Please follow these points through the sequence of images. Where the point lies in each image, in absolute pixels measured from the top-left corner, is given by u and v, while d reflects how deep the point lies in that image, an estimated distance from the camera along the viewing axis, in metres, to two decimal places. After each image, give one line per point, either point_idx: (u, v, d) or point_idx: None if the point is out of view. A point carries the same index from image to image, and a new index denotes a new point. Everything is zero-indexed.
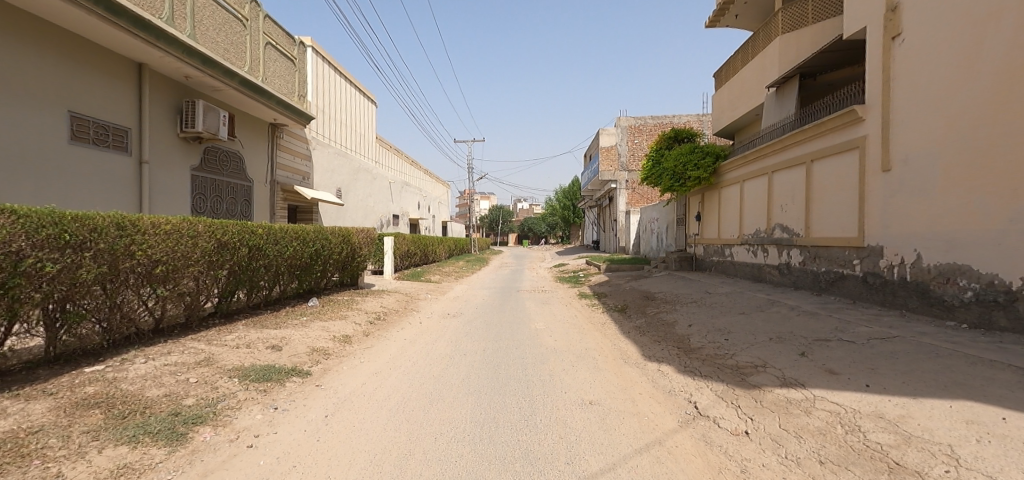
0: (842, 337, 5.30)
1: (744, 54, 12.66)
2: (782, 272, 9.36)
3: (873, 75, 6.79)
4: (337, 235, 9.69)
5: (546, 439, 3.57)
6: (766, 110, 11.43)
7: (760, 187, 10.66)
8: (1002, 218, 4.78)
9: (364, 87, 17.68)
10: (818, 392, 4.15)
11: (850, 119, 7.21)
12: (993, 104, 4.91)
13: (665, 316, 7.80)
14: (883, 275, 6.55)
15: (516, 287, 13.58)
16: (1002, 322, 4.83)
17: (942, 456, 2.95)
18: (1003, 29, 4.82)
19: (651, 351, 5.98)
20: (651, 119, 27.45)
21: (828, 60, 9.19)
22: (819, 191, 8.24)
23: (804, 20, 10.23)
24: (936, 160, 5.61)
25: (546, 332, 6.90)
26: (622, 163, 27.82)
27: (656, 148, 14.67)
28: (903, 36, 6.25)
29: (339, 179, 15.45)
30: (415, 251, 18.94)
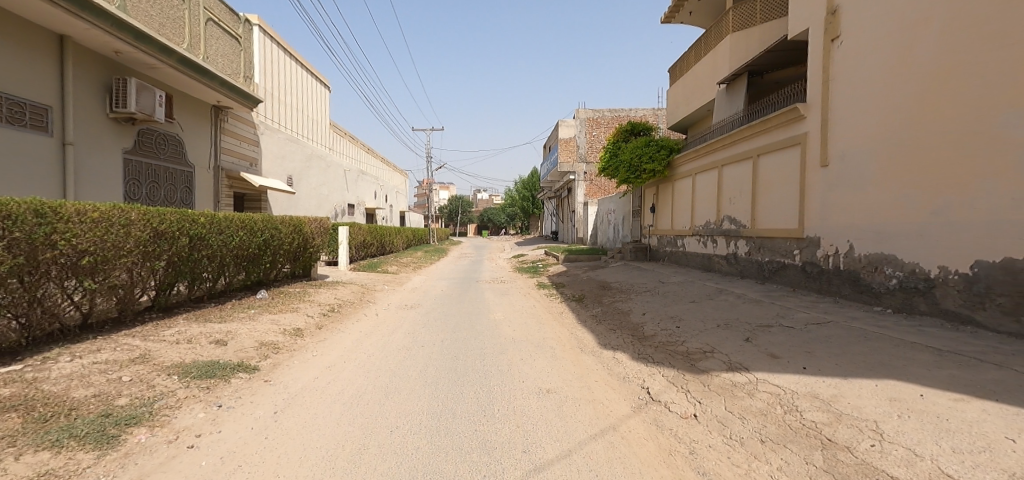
0: (783, 322, 5.61)
1: (697, 50, 13.06)
2: (730, 262, 9.79)
3: (814, 76, 7.19)
4: (287, 225, 9.24)
5: (504, 428, 3.58)
6: (716, 107, 11.90)
7: (710, 181, 11.09)
8: (925, 211, 5.18)
9: (317, 71, 17.02)
10: (760, 375, 4.38)
11: (793, 116, 7.61)
12: (920, 105, 5.27)
13: (620, 305, 7.99)
14: (819, 264, 6.98)
15: (475, 277, 13.58)
16: (922, 307, 5.25)
17: (869, 432, 3.22)
18: (931, 34, 5.17)
19: (607, 339, 6.10)
20: (609, 112, 27.85)
21: (775, 59, 9.59)
22: (764, 185, 8.67)
23: (753, 20, 10.67)
24: (869, 157, 6.00)
25: (505, 322, 6.90)
26: (581, 154, 28.08)
27: (612, 141, 14.91)
28: (842, 39, 6.61)
29: (290, 166, 14.80)
30: (372, 242, 18.55)
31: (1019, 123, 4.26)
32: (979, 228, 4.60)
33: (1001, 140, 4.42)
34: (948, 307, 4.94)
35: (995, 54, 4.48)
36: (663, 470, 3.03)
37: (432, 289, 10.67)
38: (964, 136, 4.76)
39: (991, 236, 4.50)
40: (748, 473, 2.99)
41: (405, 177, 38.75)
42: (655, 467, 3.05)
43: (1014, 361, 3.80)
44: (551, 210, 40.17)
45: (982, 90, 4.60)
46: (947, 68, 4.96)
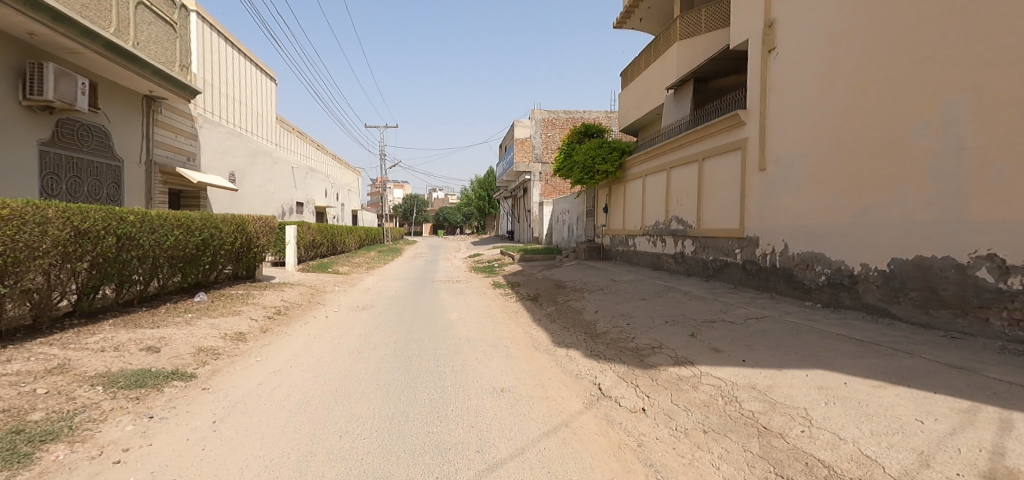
0: (725, 317, 5.91)
1: (647, 56, 13.49)
2: (678, 260, 10.20)
3: (753, 84, 7.61)
4: (229, 224, 8.75)
5: (457, 429, 3.56)
6: (665, 111, 12.33)
7: (660, 183, 11.51)
8: (850, 213, 5.60)
9: (261, 62, 16.25)
10: (704, 368, 4.59)
11: (735, 122, 8.01)
12: (845, 115, 5.70)
13: (574, 304, 8.14)
14: (758, 262, 7.39)
15: (430, 277, 13.41)
16: (847, 301, 5.68)
17: (799, 418, 3.46)
18: (854, 49, 5.60)
19: (561, 337, 6.19)
20: (564, 114, 28.22)
21: (719, 67, 10.06)
22: (708, 187, 9.08)
23: (698, 29, 11.13)
24: (802, 162, 6.42)
25: (460, 322, 6.86)
26: (536, 155, 28.23)
27: (567, 142, 15.26)
28: (778, 50, 7.04)
29: (232, 162, 14.07)
30: (322, 241, 17.93)
31: (928, 133, 4.67)
32: (895, 229, 5.02)
33: (913, 148, 4.84)
34: (868, 301, 5.37)
35: (907, 69, 4.91)
36: (613, 463, 3.11)
37: (385, 290, 10.44)
38: (883, 144, 5.17)
39: (905, 236, 4.92)
40: (691, 463, 3.12)
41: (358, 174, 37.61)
42: (605, 461, 3.12)
43: (922, 349, 4.19)
44: (508, 209, 40.30)
45: (896, 102, 5.01)
46: (868, 81, 5.39)
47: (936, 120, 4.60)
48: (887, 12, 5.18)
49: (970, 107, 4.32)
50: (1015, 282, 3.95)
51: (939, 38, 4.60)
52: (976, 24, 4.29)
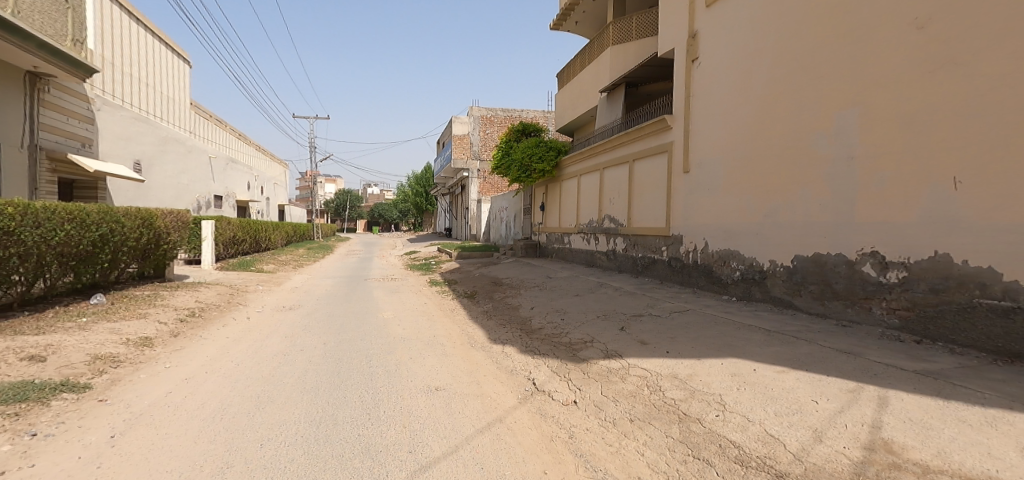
0: (652, 311, 6.24)
1: (582, 58, 13.90)
2: (610, 257, 10.60)
3: (678, 92, 8.08)
4: (134, 218, 7.95)
5: (388, 430, 3.47)
6: (599, 113, 12.78)
7: (593, 182, 11.90)
8: (762, 213, 6.12)
9: (169, 40, 14.96)
10: (631, 360, 4.80)
11: (662, 126, 8.46)
12: (757, 124, 6.23)
13: (510, 300, 8.23)
14: (682, 259, 7.85)
15: (363, 276, 12.96)
16: (758, 295, 6.19)
17: (715, 404, 3.72)
18: (765, 64, 6.14)
19: (497, 334, 6.23)
20: (502, 112, 28.46)
21: (648, 73, 10.57)
22: (638, 187, 9.52)
23: (629, 35, 11.65)
24: (721, 166, 6.92)
25: (395, 321, 6.71)
26: (474, 151, 28.33)
27: (505, 140, 15.41)
28: (700, 61, 7.53)
29: (138, 149, 12.81)
30: (244, 238, 16.78)
31: (826, 142, 5.20)
32: (798, 229, 5.55)
33: (813, 155, 5.38)
34: (775, 294, 5.89)
35: (809, 84, 5.45)
36: (545, 456, 3.17)
37: (314, 289, 9.97)
38: (790, 151, 5.69)
39: (806, 236, 5.45)
40: (619, 451, 3.26)
41: (284, 167, 35.52)
42: (537, 454, 3.18)
43: (818, 336, 4.66)
44: (446, 206, 39.90)
45: (800, 113, 5.55)
46: (777, 94, 5.92)
47: (833, 131, 5.13)
48: (793, 31, 5.72)
49: (857, 120, 4.87)
50: (892, 276, 4.49)
51: (834, 57, 5.14)
52: (862, 46, 4.83)
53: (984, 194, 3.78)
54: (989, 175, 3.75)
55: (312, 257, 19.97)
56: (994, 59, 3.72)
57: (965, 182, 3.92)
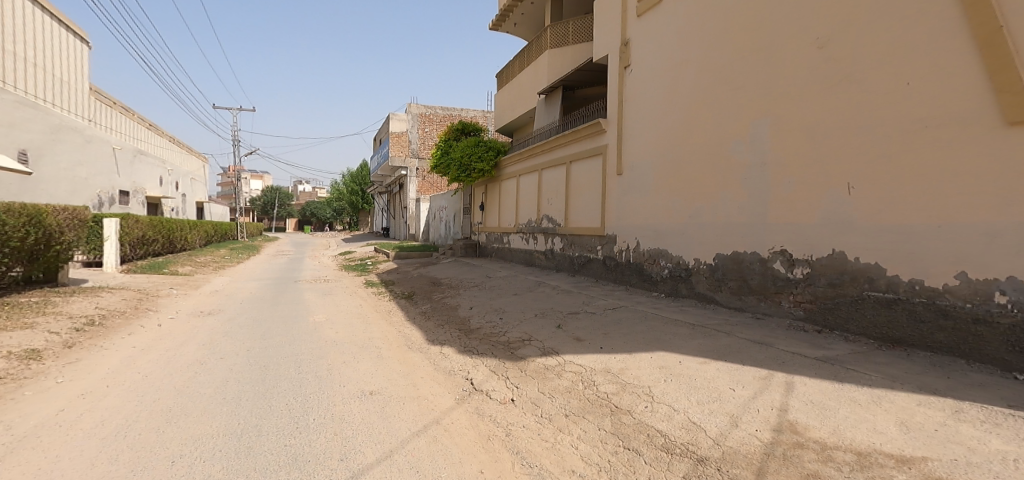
0: (587, 309, 6.45)
1: (521, 60, 14.09)
2: (548, 257, 10.81)
3: (612, 97, 8.39)
4: (17, 215, 7.04)
5: (319, 438, 3.32)
6: (537, 115, 13.03)
7: (532, 183, 12.08)
8: (687, 215, 6.50)
9: (55, 15, 13.57)
10: (567, 357, 4.93)
11: (597, 130, 8.75)
12: (684, 129, 6.60)
13: (449, 301, 8.17)
14: (616, 258, 8.16)
15: (293, 277, 12.29)
16: (683, 291, 6.56)
17: (643, 395, 3.91)
18: (690, 74, 6.53)
19: (435, 335, 6.16)
20: (441, 110, 28.32)
21: (583, 77, 10.91)
22: (574, 188, 9.78)
23: (566, 39, 11.95)
24: (652, 169, 7.28)
25: (327, 324, 6.44)
26: (412, 150, 27.82)
27: (444, 139, 15.32)
28: (632, 68, 7.87)
29: (24, 137, 11.39)
30: (156, 237, 15.36)
31: (743, 149, 5.62)
32: (719, 229, 5.95)
33: (731, 161, 5.79)
34: (699, 290, 6.28)
35: (728, 94, 5.87)
36: (482, 455, 3.17)
37: (237, 293, 9.32)
38: (711, 156, 6.09)
39: (726, 236, 5.86)
40: (554, 446, 3.33)
41: (202, 161, 32.84)
42: (474, 453, 3.17)
43: (736, 328, 5.02)
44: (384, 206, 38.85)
45: (721, 121, 5.96)
46: (700, 102, 6.32)
47: (748, 139, 5.56)
48: (714, 44, 6.14)
49: (768, 129, 5.31)
50: (799, 272, 4.94)
51: (749, 71, 5.58)
52: (773, 62, 5.27)
53: (873, 198, 4.26)
54: (876, 181, 4.23)
55: (236, 258, 18.67)
56: (881, 78, 4.20)
57: (857, 187, 4.39)
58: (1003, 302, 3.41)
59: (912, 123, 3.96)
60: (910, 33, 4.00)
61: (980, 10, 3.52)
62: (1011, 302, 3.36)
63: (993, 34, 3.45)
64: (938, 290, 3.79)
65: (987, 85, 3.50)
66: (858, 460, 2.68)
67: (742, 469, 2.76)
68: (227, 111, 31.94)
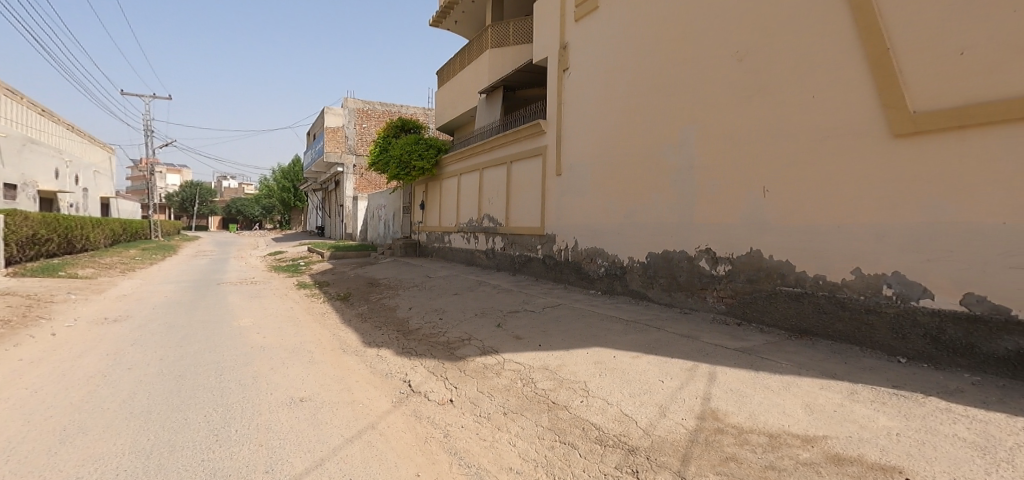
0: (527, 307, 6.54)
1: (462, 58, 14.01)
2: (489, 256, 10.85)
3: (552, 98, 8.56)
4: None
5: (242, 451, 3.11)
6: (479, 114, 13.03)
7: (473, 182, 12.07)
8: (622, 215, 6.77)
9: None
10: (506, 355, 4.96)
11: (539, 131, 8.88)
12: (618, 132, 6.87)
13: (387, 301, 7.98)
14: (555, 256, 8.34)
15: (215, 280, 11.43)
16: (618, 288, 6.82)
17: (579, 390, 4.02)
18: (625, 79, 6.80)
19: (371, 337, 5.97)
20: (380, 105, 27.30)
21: (522, 78, 11.05)
22: (515, 188, 9.88)
23: (507, 39, 12.03)
24: (589, 170, 7.50)
25: (253, 329, 6.06)
26: (350, 146, 26.33)
27: (383, 135, 14.98)
28: (570, 71, 8.07)
29: None
30: (48, 236, 13.69)
31: (672, 153, 5.93)
32: (651, 229, 6.25)
33: (662, 164, 6.10)
34: (632, 287, 6.56)
35: (659, 100, 6.18)
36: (418, 458, 3.11)
37: (149, 297, 8.54)
38: (644, 159, 6.39)
39: (657, 235, 6.16)
40: (491, 444, 3.33)
41: (108, 152, 29.67)
42: (410, 457, 3.11)
43: (666, 323, 5.29)
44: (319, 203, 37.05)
45: (653, 126, 6.26)
46: (633, 106, 6.60)
47: (677, 143, 5.88)
48: (646, 52, 6.44)
49: (694, 135, 5.65)
50: (721, 269, 5.28)
51: (677, 79, 5.90)
52: (699, 72, 5.62)
53: (785, 200, 4.66)
54: (787, 185, 4.63)
55: (148, 259, 17.05)
56: (791, 90, 4.60)
57: (772, 190, 4.78)
58: (889, 294, 3.87)
59: (817, 133, 4.37)
60: (815, 51, 4.40)
61: (871, 34, 3.94)
62: (896, 294, 3.82)
63: (882, 56, 3.88)
64: (838, 284, 4.22)
65: (876, 100, 3.94)
66: (770, 442, 2.91)
67: (668, 456, 2.90)
68: (136, 97, 28.90)
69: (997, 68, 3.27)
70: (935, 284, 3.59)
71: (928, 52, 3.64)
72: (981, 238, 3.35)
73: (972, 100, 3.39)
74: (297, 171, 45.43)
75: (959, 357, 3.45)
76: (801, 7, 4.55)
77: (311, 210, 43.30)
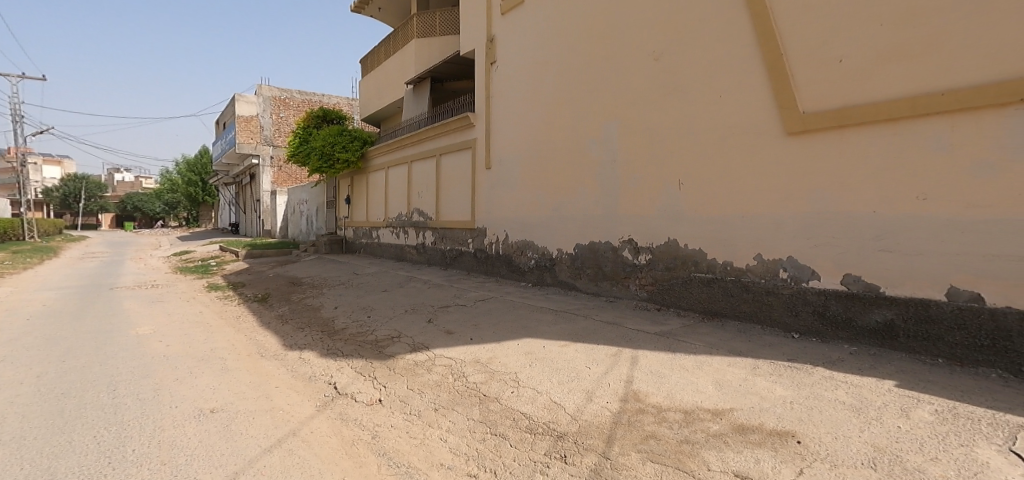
0: (458, 301, 6.53)
1: (386, 46, 13.59)
2: (420, 251, 10.67)
3: (480, 91, 8.53)
4: None
5: (142, 471, 2.83)
6: (406, 106, 12.71)
7: (401, 175, 11.77)
8: (550, 208, 6.92)
9: None
10: (437, 351, 4.92)
11: (469, 124, 8.81)
12: (546, 127, 7.00)
13: (310, 301, 7.60)
14: (486, 250, 8.38)
15: (109, 285, 10.21)
16: (548, 280, 6.98)
17: (510, 381, 4.07)
18: (550, 74, 6.93)
19: (293, 339, 5.66)
20: (298, 94, 25.96)
21: (449, 70, 10.93)
22: (445, 181, 9.76)
23: (434, 30, 11.85)
24: (518, 164, 7.59)
25: (154, 337, 5.52)
26: (265, 136, 24.93)
27: (303, 125, 14.20)
28: (498, 64, 8.08)
29: None
30: None
31: (597, 147, 6.14)
32: (577, 221, 6.45)
33: (587, 158, 6.30)
34: (560, 278, 6.75)
35: (582, 96, 6.37)
36: (344, 462, 3.00)
37: (19, 308, 7.43)
38: (570, 153, 6.57)
39: (584, 227, 6.36)
40: (422, 442, 3.28)
41: None
42: (335, 462, 2.98)
43: (592, 312, 5.50)
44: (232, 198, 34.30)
45: (578, 121, 6.43)
46: (559, 101, 6.76)
47: (601, 139, 6.10)
48: (570, 48, 6.59)
49: (616, 130, 5.89)
50: (642, 258, 5.56)
51: (599, 76, 6.11)
52: (618, 70, 5.85)
53: (697, 193, 4.98)
54: (699, 178, 4.96)
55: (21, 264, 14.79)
56: (701, 90, 4.92)
57: (686, 183, 5.10)
58: (785, 277, 4.28)
59: (723, 130, 4.72)
60: (721, 53, 4.73)
61: (768, 39, 4.30)
62: (790, 277, 4.24)
63: (777, 60, 4.25)
64: (742, 269, 4.60)
65: (773, 101, 4.32)
66: (685, 418, 3.12)
67: (594, 439, 3.01)
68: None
69: (869, 74, 3.69)
70: (821, 267, 4.03)
71: (815, 57, 4.04)
72: (857, 225, 3.79)
73: (849, 102, 3.81)
74: (205, 161, 41.30)
75: (841, 330, 3.90)
76: (707, 11, 4.87)
77: (222, 204, 39.86)
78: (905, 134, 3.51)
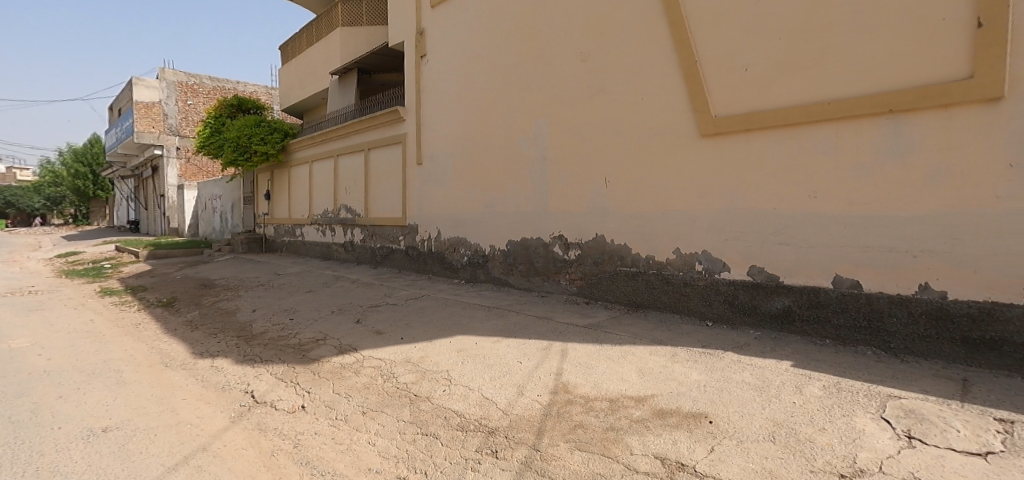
0: (388, 300, 6.37)
1: (309, 33, 12.86)
2: (348, 249, 10.25)
3: (411, 85, 8.33)
4: None
5: None
6: (331, 97, 12.13)
7: (327, 169, 11.22)
8: (482, 204, 6.93)
9: None
10: (366, 352, 4.77)
11: (399, 118, 8.57)
12: (477, 123, 6.98)
13: (224, 305, 7.06)
14: (418, 247, 8.22)
15: None
16: (481, 276, 6.99)
17: (441, 380, 4.02)
18: (481, 70, 6.91)
19: (203, 347, 5.23)
20: (209, 80, 23.92)
21: (378, 62, 10.58)
22: (374, 176, 9.43)
23: (361, 19, 11.41)
24: (450, 159, 7.50)
25: (30, 352, 4.83)
26: (171, 125, 22.72)
27: (215, 114, 13.13)
28: (428, 57, 7.93)
29: None
30: None
31: (528, 145, 6.22)
32: (509, 218, 6.51)
33: (518, 155, 6.37)
34: (493, 274, 6.78)
35: (513, 94, 6.42)
36: (262, 474, 2.82)
37: None
38: (501, 150, 6.60)
39: (515, 223, 6.43)
40: (348, 447, 3.16)
41: None
42: (252, 475, 2.80)
43: (524, 307, 5.58)
44: (131, 192, 30.77)
45: (509, 118, 6.48)
46: (490, 98, 6.75)
47: (531, 136, 6.18)
48: (500, 45, 6.61)
49: (546, 128, 6.00)
50: (572, 253, 5.73)
51: (529, 74, 6.19)
52: (547, 69, 5.96)
53: (622, 190, 5.20)
54: (623, 177, 5.19)
55: None
56: (624, 92, 5.13)
57: (611, 181, 5.30)
58: (700, 269, 4.59)
59: (645, 131, 4.96)
60: (643, 57, 4.96)
61: (683, 46, 4.57)
62: (704, 269, 4.55)
63: (692, 66, 4.52)
64: (663, 263, 4.87)
65: (689, 105, 4.59)
66: (610, 406, 3.25)
67: (524, 432, 3.06)
68: None
69: (770, 83, 4.04)
70: (730, 260, 4.37)
71: (725, 65, 4.35)
72: (761, 221, 4.15)
73: (754, 108, 4.15)
74: (97, 151, 36.89)
75: (747, 317, 4.25)
76: (628, 16, 5.09)
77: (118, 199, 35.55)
78: (800, 139, 3.89)
